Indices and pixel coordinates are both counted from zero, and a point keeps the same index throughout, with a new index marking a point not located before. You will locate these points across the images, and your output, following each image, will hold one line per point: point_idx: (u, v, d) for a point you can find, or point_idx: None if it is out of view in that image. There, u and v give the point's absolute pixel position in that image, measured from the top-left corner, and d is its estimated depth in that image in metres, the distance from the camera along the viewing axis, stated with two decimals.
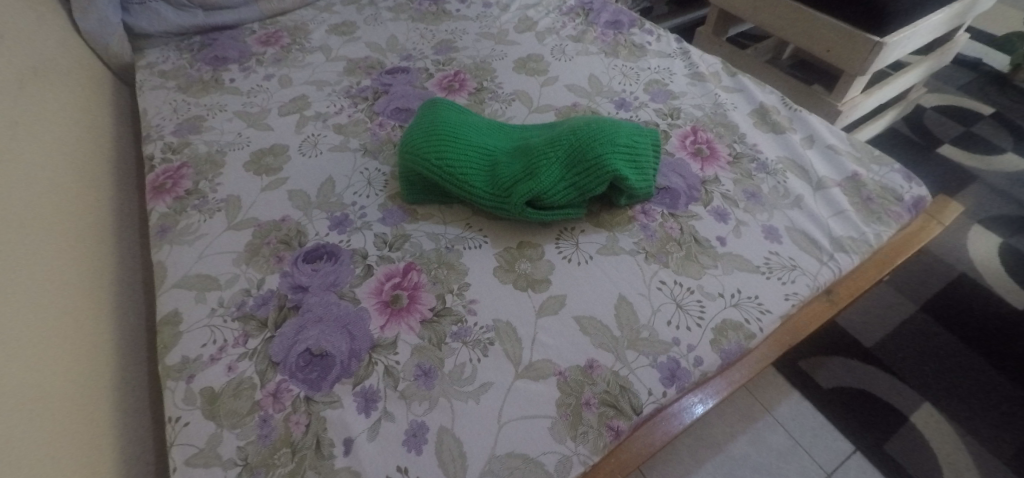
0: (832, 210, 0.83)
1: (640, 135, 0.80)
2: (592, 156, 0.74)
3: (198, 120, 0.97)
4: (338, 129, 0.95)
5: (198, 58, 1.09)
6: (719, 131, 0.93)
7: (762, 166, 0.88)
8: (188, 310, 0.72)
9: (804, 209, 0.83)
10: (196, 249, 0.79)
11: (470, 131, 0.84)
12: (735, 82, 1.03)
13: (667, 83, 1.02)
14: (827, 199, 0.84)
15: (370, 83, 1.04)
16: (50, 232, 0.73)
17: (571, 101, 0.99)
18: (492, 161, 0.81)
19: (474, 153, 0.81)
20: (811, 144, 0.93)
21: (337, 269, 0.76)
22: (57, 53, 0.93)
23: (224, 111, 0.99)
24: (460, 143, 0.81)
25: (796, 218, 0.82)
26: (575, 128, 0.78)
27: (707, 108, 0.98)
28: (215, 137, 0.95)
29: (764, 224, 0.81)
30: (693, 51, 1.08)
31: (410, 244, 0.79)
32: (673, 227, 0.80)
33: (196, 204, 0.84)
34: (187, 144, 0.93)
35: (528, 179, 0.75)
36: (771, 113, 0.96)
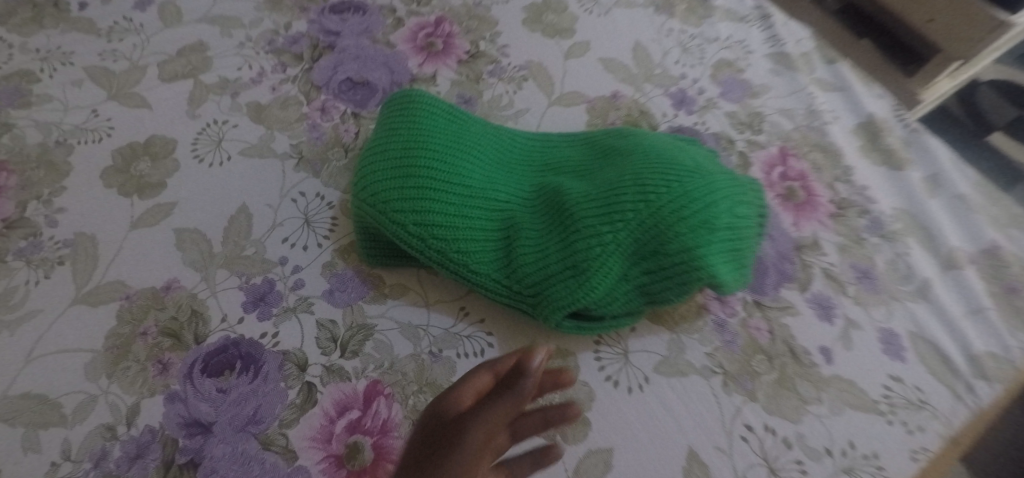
0: (966, 306, 0.56)
1: (741, 190, 0.51)
2: (679, 249, 0.46)
3: (29, 79, 0.61)
4: (256, 114, 0.61)
5: None
6: (816, 159, 0.63)
7: (876, 225, 0.60)
8: (8, 464, 0.46)
9: (932, 302, 0.56)
10: (21, 344, 0.49)
11: (468, 159, 0.52)
12: (833, 72, 0.70)
13: (743, 67, 0.70)
14: (960, 287, 0.57)
15: (305, 29, 0.67)
16: None
17: (610, 89, 0.66)
18: (504, 222, 0.50)
19: (478, 208, 0.50)
20: (935, 189, 0.63)
21: (257, 392, 0.48)
22: None
23: (68, 64, 0.62)
24: (454, 190, 0.50)
25: (923, 318, 0.56)
26: (647, 187, 0.48)
27: (800, 116, 0.66)
28: (54, 115, 0.59)
29: (881, 327, 0.55)
30: (777, 13, 0.74)
31: (374, 344, 0.50)
32: (760, 328, 0.54)
33: (22, 249, 0.53)
34: (10, 130, 0.59)
35: (572, 278, 0.47)
36: (884, 134, 0.65)
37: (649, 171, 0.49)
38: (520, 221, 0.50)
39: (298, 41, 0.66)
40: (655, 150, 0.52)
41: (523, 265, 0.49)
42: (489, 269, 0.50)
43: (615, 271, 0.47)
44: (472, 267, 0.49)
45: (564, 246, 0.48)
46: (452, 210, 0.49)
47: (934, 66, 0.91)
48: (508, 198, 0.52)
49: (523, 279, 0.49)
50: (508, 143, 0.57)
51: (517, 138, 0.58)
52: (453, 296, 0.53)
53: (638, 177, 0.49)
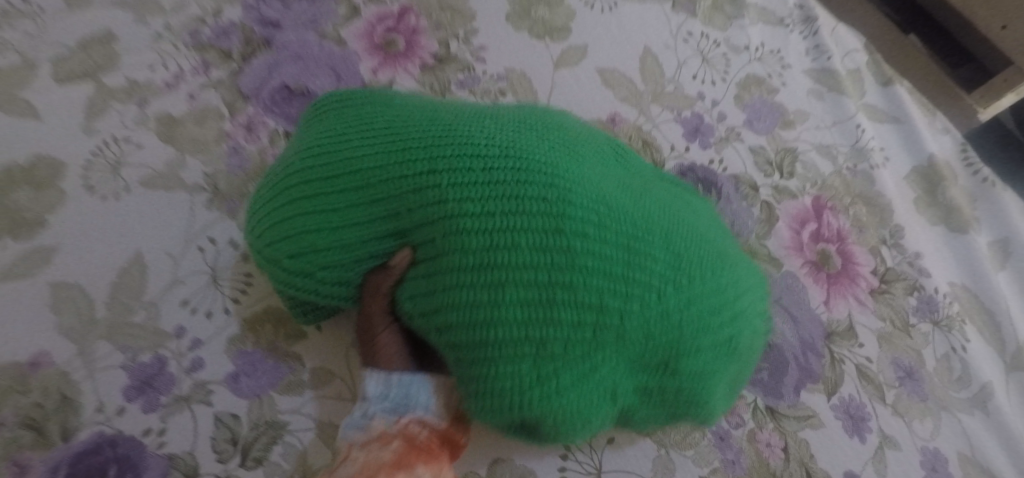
0: None
1: (765, 297, 0.39)
2: (686, 367, 0.34)
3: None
4: (167, 132, 0.48)
5: None
6: (859, 212, 0.53)
7: (928, 309, 0.51)
8: None
9: (990, 414, 0.49)
10: None
11: (404, 153, 0.35)
12: (888, 96, 0.58)
13: (776, 86, 0.56)
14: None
15: (238, 15, 0.52)
16: None
17: (607, 111, 0.53)
18: (437, 253, 0.33)
19: (404, 238, 0.35)
20: (1003, 258, 0.54)
21: None
22: None
23: None
24: (373, 206, 0.35)
25: (977, 434, 0.48)
26: (684, 266, 0.33)
27: (843, 157, 0.55)
28: None
29: (925, 446, 0.47)
30: (823, 18, 0.60)
31: (282, 448, 0.41)
32: (771, 444, 0.45)
33: None
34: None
35: (527, 368, 0.33)
36: (945, 184, 0.55)
37: (686, 239, 0.34)
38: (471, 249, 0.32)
39: (228, 33, 0.52)
40: (688, 208, 0.38)
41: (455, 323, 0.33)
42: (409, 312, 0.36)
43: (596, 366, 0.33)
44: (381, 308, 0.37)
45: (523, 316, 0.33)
46: (366, 235, 0.35)
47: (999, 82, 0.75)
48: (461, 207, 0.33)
49: (455, 341, 0.34)
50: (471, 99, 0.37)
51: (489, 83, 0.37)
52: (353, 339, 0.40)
53: (662, 242, 0.34)
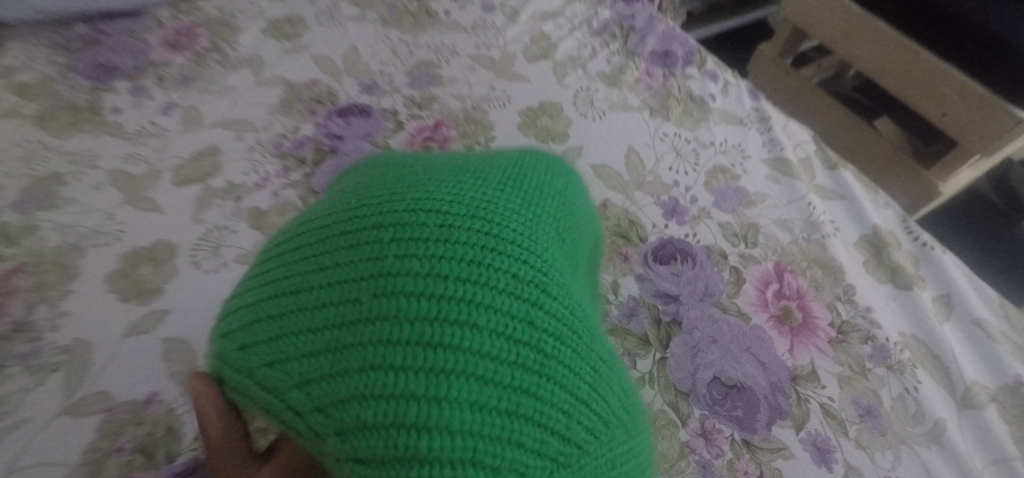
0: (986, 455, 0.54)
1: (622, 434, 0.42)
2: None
3: (54, 178, 0.59)
4: (254, 220, 0.61)
5: (66, 59, 0.67)
6: (815, 275, 0.63)
7: (881, 354, 0.59)
8: None
9: (945, 448, 0.54)
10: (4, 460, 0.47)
11: (389, 193, 0.40)
12: (835, 179, 0.71)
13: (738, 173, 0.71)
14: (978, 431, 0.55)
15: (311, 131, 0.68)
16: None
17: (600, 198, 0.66)
18: (396, 278, 0.35)
19: (363, 267, 0.35)
20: (949, 311, 0.63)
21: None
22: None
23: (95, 168, 0.60)
24: (342, 232, 0.38)
25: (935, 466, 0.53)
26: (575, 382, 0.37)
27: (797, 228, 0.67)
28: (76, 220, 0.57)
29: (887, 476, 0.53)
30: (776, 117, 0.76)
31: None
32: (748, 472, 0.52)
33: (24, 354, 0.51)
34: (32, 230, 0.56)
35: (452, 402, 0.32)
36: (889, 248, 0.66)
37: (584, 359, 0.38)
38: (438, 271, 0.35)
39: (302, 145, 0.66)
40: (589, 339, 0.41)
41: (395, 354, 0.32)
42: (331, 354, 0.33)
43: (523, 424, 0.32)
44: (299, 353, 0.34)
45: (469, 351, 0.33)
46: (326, 261, 0.37)
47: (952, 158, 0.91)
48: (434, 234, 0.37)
49: (388, 372, 0.32)
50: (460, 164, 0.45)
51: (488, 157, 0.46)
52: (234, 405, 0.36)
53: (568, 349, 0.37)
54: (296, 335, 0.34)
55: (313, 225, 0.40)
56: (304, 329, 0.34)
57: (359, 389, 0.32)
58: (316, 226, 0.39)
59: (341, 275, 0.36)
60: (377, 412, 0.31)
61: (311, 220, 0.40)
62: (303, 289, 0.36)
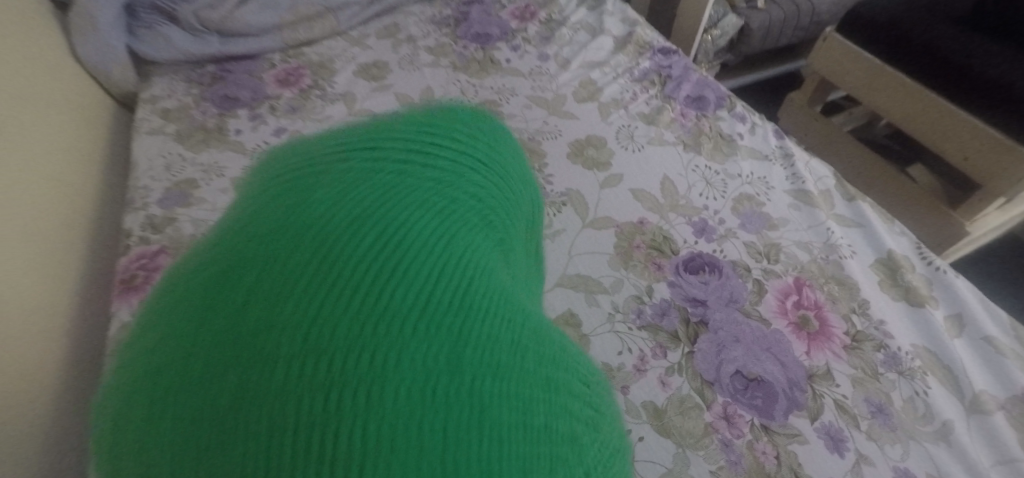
0: (994, 455, 0.57)
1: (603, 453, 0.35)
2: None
3: (189, 184, 0.78)
4: None
5: (206, 95, 0.90)
6: (832, 290, 0.70)
7: (892, 360, 0.64)
8: None
9: (953, 445, 0.58)
10: None
11: (300, 191, 0.34)
12: (852, 209, 0.79)
13: (763, 201, 0.79)
14: (986, 433, 0.58)
15: None
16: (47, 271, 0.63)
17: (638, 216, 0.76)
18: (285, 296, 0.29)
19: (253, 282, 0.30)
20: (960, 329, 0.67)
21: None
22: (60, 67, 0.84)
23: (221, 175, 0.79)
24: (245, 238, 0.32)
25: (942, 462, 0.57)
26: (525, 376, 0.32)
27: (816, 249, 0.74)
28: (206, 214, 0.74)
29: (897, 466, 0.57)
30: (798, 154, 0.85)
31: None
32: (766, 452, 0.58)
33: None
34: (170, 222, 0.74)
35: (334, 440, 0.26)
36: (903, 270, 0.72)
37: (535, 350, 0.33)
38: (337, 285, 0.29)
39: None
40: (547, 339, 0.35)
41: (278, 380, 0.27)
42: (205, 382, 0.28)
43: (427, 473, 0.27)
44: (173, 380, 0.29)
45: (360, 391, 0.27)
46: (217, 275, 0.31)
47: (977, 200, 0.99)
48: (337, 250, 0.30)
49: (265, 406, 0.27)
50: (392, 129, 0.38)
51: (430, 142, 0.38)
52: (107, 444, 0.31)
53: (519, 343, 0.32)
54: (176, 355, 0.29)
55: (218, 234, 0.34)
56: (182, 352, 0.29)
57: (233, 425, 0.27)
58: (227, 230, 0.34)
59: (225, 297, 0.30)
60: (250, 447, 0.26)
61: (223, 228, 0.35)
62: (187, 308, 0.31)
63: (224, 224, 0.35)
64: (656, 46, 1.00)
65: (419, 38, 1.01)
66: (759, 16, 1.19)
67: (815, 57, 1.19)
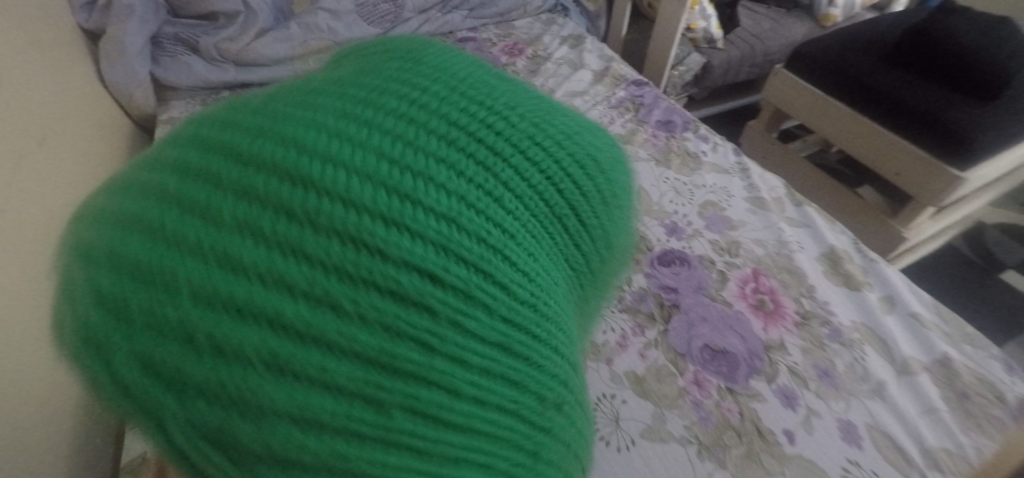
0: (921, 407, 0.67)
1: None
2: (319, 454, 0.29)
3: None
4: None
5: None
6: (784, 278, 0.82)
7: (836, 334, 0.74)
8: None
9: (886, 400, 0.67)
10: None
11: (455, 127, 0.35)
12: (801, 213, 0.93)
13: (724, 207, 0.93)
14: (914, 390, 0.68)
15: None
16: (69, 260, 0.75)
17: None
18: (431, 242, 0.31)
19: (379, 202, 0.31)
20: (891, 308, 0.80)
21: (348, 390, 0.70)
22: (95, 93, 0.97)
23: None
24: (386, 150, 0.32)
25: (877, 412, 0.66)
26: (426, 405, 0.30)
27: (770, 246, 0.87)
28: None
29: (841, 417, 0.65)
30: (753, 169, 1.01)
31: None
32: (731, 409, 0.66)
33: None
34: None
35: (236, 327, 0.28)
36: (843, 261, 0.85)
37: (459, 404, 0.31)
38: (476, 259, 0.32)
39: None
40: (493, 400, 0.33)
41: (396, 306, 0.30)
42: (320, 278, 0.29)
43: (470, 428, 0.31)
44: (284, 254, 0.29)
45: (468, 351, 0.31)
46: (360, 180, 0.31)
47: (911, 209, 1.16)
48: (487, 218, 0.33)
49: (380, 326, 0.29)
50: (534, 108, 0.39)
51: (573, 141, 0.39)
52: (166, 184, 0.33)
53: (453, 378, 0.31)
54: (289, 226, 0.30)
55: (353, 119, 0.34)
56: (300, 233, 0.30)
57: (352, 325, 0.29)
58: (359, 124, 0.33)
59: (365, 199, 0.31)
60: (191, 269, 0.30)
61: (354, 113, 0.34)
62: (315, 197, 0.30)
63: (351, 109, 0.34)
64: (630, 79, 1.15)
65: None
66: (718, 55, 1.35)
67: (768, 90, 1.36)
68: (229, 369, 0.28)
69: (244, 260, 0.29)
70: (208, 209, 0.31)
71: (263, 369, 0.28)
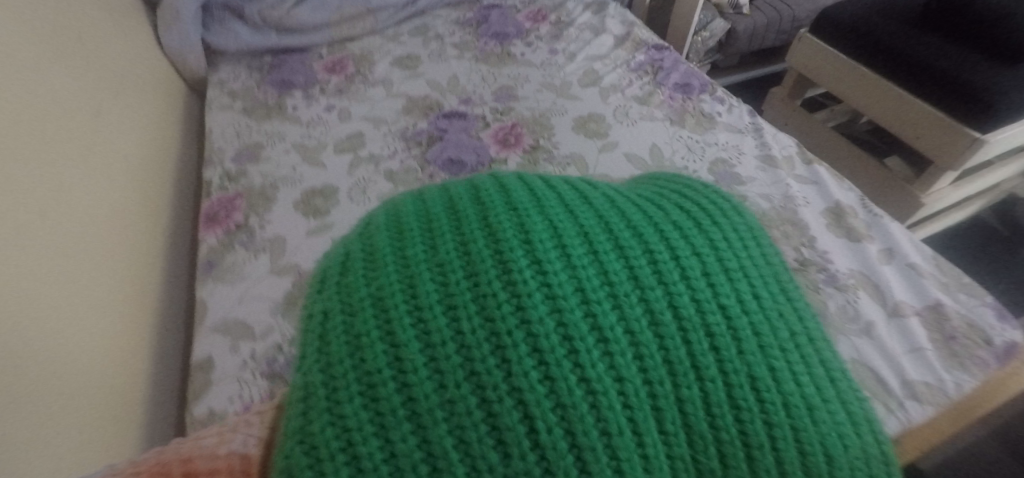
0: (907, 346, 0.71)
1: None
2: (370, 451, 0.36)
3: (257, 147, 0.99)
4: (389, 176, 0.93)
5: (266, 79, 1.13)
6: (787, 229, 0.87)
7: (831, 279, 0.79)
8: (221, 359, 0.72)
9: (874, 339, 0.72)
10: (235, 292, 0.78)
11: (670, 292, 0.38)
12: (809, 171, 0.97)
13: (735, 164, 0.97)
14: (902, 331, 0.73)
15: (426, 126, 1.03)
16: (126, 222, 0.82)
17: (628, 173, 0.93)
18: (591, 383, 0.34)
19: (531, 313, 0.36)
20: (890, 258, 0.84)
21: None
22: (150, 57, 1.06)
23: (282, 140, 1.01)
24: (585, 302, 0.37)
25: (864, 348, 0.71)
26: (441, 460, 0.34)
27: (776, 200, 0.91)
28: (271, 168, 0.95)
29: None
30: (766, 128, 1.04)
31: None
32: None
33: (242, 241, 0.84)
34: (243, 174, 0.95)
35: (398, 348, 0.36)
36: (847, 216, 0.89)
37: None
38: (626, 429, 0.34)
39: (417, 135, 1.01)
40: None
41: (514, 412, 0.34)
42: (492, 356, 0.35)
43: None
44: (479, 322, 0.36)
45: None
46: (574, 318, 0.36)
47: (932, 172, 1.17)
48: (621, 396, 0.35)
49: (488, 406, 0.34)
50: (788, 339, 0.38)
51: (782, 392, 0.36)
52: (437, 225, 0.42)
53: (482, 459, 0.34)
54: (495, 289, 0.37)
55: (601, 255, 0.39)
56: (489, 317, 0.36)
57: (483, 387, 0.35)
58: (588, 265, 0.38)
59: (542, 306, 0.36)
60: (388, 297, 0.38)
61: (614, 251, 0.39)
62: (537, 307, 0.36)
63: (605, 247, 0.39)
64: (650, 44, 1.18)
65: (446, 36, 1.21)
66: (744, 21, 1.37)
67: (793, 56, 1.37)
68: (358, 386, 0.36)
69: (444, 308, 0.37)
70: (439, 251, 0.40)
71: (358, 398, 0.35)
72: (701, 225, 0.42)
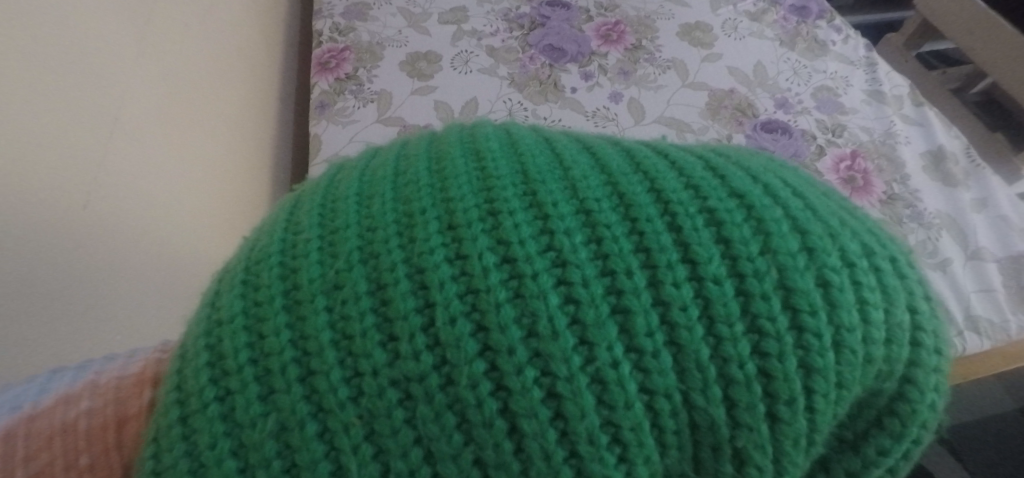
0: (979, 286, 0.75)
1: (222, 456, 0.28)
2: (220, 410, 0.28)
3: (364, 7, 1.03)
4: (490, 52, 0.95)
5: None
6: (882, 164, 0.85)
7: (916, 216, 0.81)
8: None
9: (947, 274, 0.75)
10: (349, 131, 0.86)
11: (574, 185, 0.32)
12: (918, 113, 0.94)
13: (839, 94, 0.94)
14: (978, 273, 0.76)
15: (529, 11, 1.02)
16: (184, 77, 0.70)
17: (729, 86, 0.92)
18: (519, 263, 0.28)
19: (410, 198, 0.32)
20: (982, 207, 0.84)
21: (793, 143, 0.86)
22: None
23: (389, 4, 1.03)
24: (457, 199, 0.32)
25: (935, 280, 0.74)
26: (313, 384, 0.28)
27: (877, 134, 0.89)
28: (378, 28, 0.99)
29: None
30: (881, 65, 0.99)
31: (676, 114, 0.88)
32: None
33: (353, 88, 0.91)
34: (352, 29, 1.00)
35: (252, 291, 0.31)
36: (947, 161, 0.88)
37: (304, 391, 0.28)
38: (556, 324, 0.27)
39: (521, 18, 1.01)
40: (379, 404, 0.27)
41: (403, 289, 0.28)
42: (385, 222, 0.31)
43: (376, 377, 0.27)
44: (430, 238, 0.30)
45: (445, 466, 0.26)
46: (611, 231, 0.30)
47: None
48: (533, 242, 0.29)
49: (374, 247, 0.30)
50: (834, 240, 0.30)
51: (817, 260, 0.29)
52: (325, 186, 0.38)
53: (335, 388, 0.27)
54: (443, 217, 0.31)
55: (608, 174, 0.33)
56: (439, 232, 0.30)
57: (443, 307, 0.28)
58: (571, 162, 0.34)
59: (500, 205, 0.31)
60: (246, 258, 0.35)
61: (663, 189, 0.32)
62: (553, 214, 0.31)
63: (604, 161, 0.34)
64: None
65: None
66: None
67: None
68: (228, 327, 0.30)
69: (396, 237, 0.30)
70: (337, 212, 0.33)
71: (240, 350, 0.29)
72: (758, 161, 0.37)
